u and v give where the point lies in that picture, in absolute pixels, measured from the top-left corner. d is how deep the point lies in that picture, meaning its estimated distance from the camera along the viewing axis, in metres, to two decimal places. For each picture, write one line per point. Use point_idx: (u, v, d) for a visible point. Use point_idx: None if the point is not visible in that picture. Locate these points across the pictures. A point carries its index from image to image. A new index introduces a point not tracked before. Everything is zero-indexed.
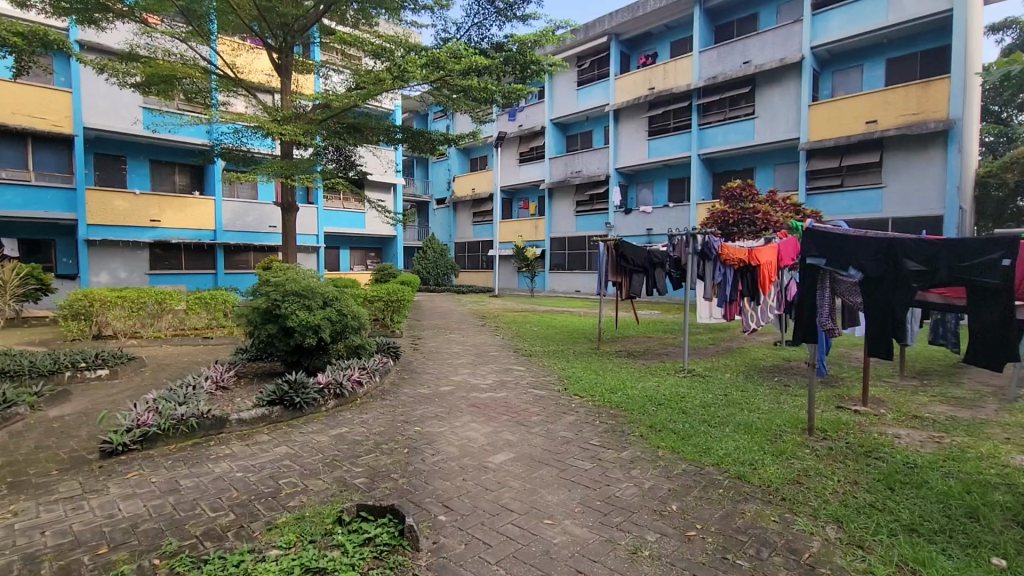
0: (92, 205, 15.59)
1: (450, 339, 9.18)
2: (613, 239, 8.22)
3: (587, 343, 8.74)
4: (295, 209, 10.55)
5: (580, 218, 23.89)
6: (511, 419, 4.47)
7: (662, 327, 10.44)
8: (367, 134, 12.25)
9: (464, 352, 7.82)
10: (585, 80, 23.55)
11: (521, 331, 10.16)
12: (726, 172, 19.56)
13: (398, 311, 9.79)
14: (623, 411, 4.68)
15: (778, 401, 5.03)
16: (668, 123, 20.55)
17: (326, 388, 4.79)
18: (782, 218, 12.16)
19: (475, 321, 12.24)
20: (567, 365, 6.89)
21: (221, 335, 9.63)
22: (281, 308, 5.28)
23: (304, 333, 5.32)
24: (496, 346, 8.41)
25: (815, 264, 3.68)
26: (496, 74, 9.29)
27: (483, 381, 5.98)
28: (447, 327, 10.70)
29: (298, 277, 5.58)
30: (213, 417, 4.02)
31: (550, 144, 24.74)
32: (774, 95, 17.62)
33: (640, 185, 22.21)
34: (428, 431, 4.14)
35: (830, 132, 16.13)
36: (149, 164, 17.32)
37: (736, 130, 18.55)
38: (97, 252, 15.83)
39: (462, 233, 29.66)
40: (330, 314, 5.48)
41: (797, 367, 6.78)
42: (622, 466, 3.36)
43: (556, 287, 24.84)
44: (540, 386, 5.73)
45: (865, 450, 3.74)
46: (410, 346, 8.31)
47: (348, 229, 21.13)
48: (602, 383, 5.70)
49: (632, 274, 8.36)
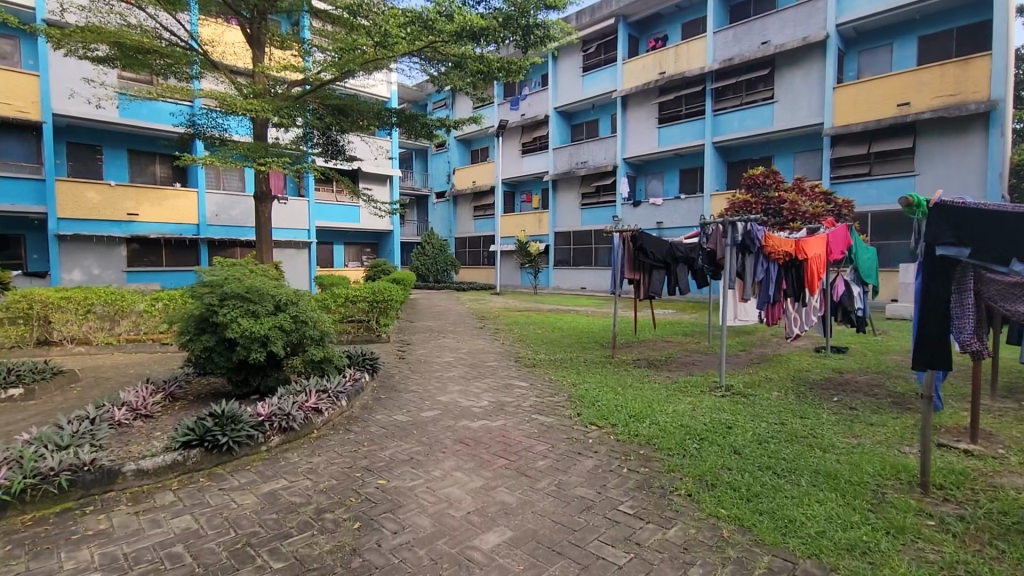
0: (63, 198, 14.52)
1: (443, 344, 8.06)
2: (630, 230, 7.10)
3: (599, 350, 7.61)
4: (271, 198, 9.40)
5: (586, 211, 22.73)
6: (508, 465, 3.35)
7: (683, 330, 9.29)
8: (352, 114, 11.16)
9: (456, 362, 6.70)
10: (591, 65, 22.33)
11: (523, 335, 9.03)
12: (742, 161, 18.33)
13: (386, 313, 8.70)
14: (657, 451, 3.55)
15: (855, 435, 3.88)
16: (681, 109, 19.33)
17: (269, 420, 3.68)
18: (812, 209, 11.02)
19: (474, 322, 11.08)
20: (578, 379, 5.77)
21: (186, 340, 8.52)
22: (218, 315, 4.19)
23: (249, 346, 4.22)
24: (494, 353, 7.29)
25: (951, 255, 2.69)
26: (493, 41, 8.17)
27: (476, 402, 4.85)
28: (441, 330, 9.58)
29: (243, 276, 4.46)
30: (98, 470, 2.95)
31: (554, 134, 23.58)
32: (796, 77, 16.38)
33: (650, 176, 21.02)
34: (394, 486, 3.03)
35: (857, 116, 14.88)
36: (127, 154, 16.28)
37: (754, 115, 17.33)
38: (68, 247, 14.78)
39: (463, 227, 28.49)
40: (282, 323, 4.33)
41: (856, 383, 5.62)
42: (673, 560, 2.25)
43: (560, 284, 23.70)
44: (547, 410, 4.58)
45: (1017, 523, 2.61)
46: (396, 354, 7.20)
47: (341, 223, 20.00)
48: (623, 407, 4.57)
49: (652, 270, 7.19)
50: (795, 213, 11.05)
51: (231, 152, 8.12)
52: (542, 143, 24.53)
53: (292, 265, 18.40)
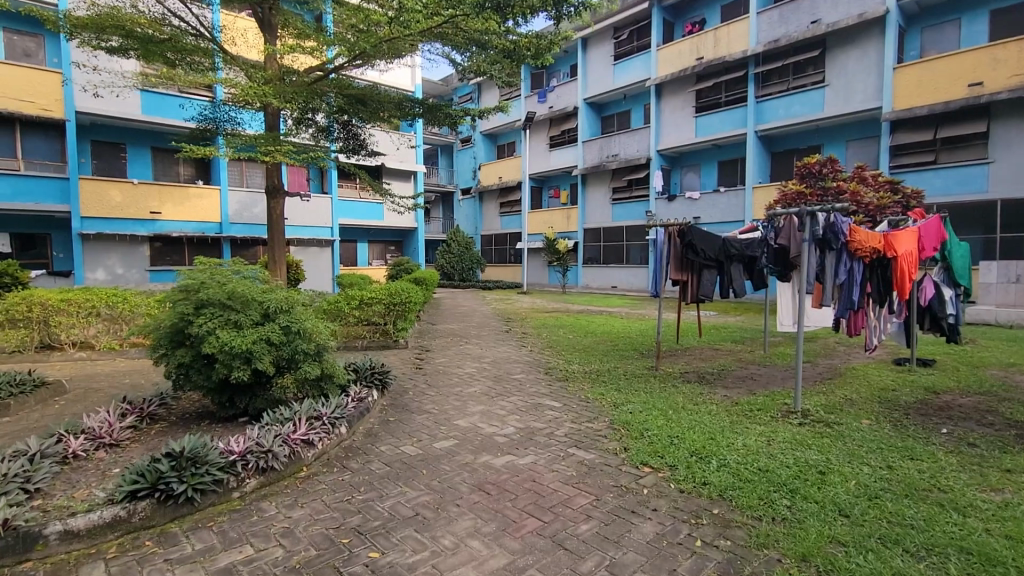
0: (87, 196, 14.36)
1: (464, 351, 7.32)
2: (678, 223, 6.20)
3: (639, 360, 6.73)
4: (283, 194, 8.78)
5: (617, 206, 21.73)
6: (542, 529, 2.55)
7: (732, 337, 8.31)
8: (369, 102, 10.52)
9: (477, 374, 5.94)
10: (623, 53, 21.25)
11: (553, 341, 8.21)
12: (787, 151, 17.07)
13: (404, 316, 8.04)
14: (738, 512, 2.70)
15: (1001, 494, 2.95)
16: (720, 97, 18.19)
17: (244, 459, 2.97)
18: (876, 200, 9.86)
19: (500, 325, 10.31)
20: (620, 398, 4.93)
21: None
22: (194, 326, 3.52)
23: (230, 364, 3.54)
24: (522, 363, 6.51)
25: None
26: (522, 13, 7.34)
27: (501, 429, 4.08)
28: (464, 334, 8.86)
29: (225, 278, 3.76)
30: (11, 534, 2.29)
31: (583, 126, 22.65)
32: (849, 58, 15.06)
33: (686, 168, 19.91)
34: (390, 564, 2.27)
35: (920, 98, 13.52)
36: (151, 152, 16.08)
37: (802, 101, 16.07)
38: (92, 246, 14.61)
39: (489, 224, 27.76)
40: (269, 335, 3.62)
41: (962, 409, 4.62)
42: None
43: (590, 283, 22.77)
44: (586, 443, 3.77)
45: None
46: (412, 364, 6.47)
47: (365, 221, 19.52)
48: (681, 440, 3.71)
49: (702, 270, 6.26)
50: (859, 201, 9.89)
51: (239, 141, 7.50)
52: (570, 136, 23.57)
53: (315, 263, 18.01)
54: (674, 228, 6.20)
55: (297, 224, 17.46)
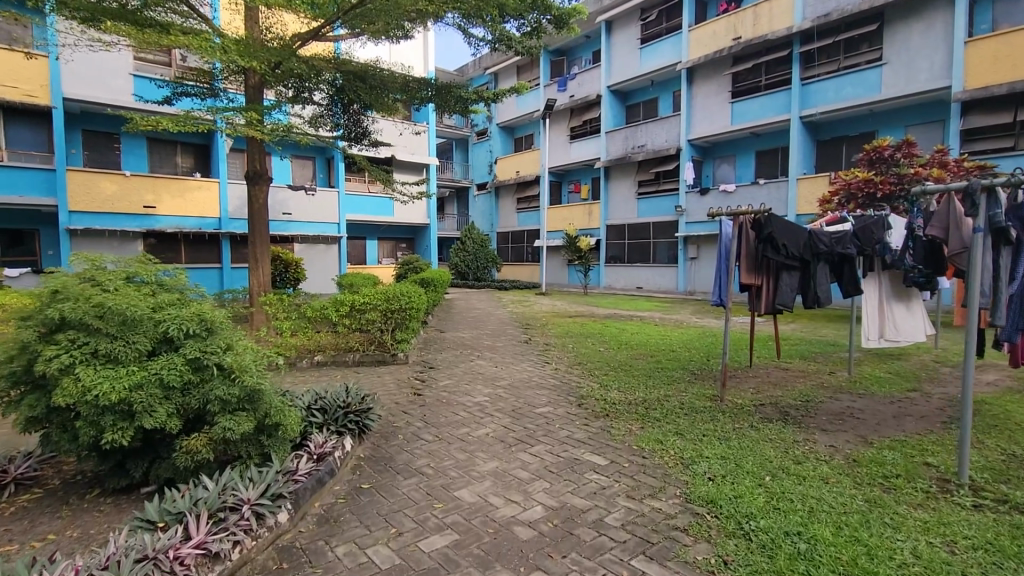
0: (76, 189, 13.30)
1: (474, 369, 6.02)
2: (755, 211, 4.71)
3: (697, 385, 5.31)
4: (266, 180, 7.54)
5: (643, 201, 20.22)
6: None
7: (801, 354, 6.81)
8: (368, 78, 9.33)
9: (489, 405, 4.58)
10: (650, 35, 19.70)
11: (582, 357, 6.80)
12: (835, 139, 15.46)
13: (405, 325, 6.75)
14: None
15: None
16: (760, 80, 16.63)
17: None
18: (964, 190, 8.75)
19: (517, 334, 9.00)
20: (689, 449, 3.56)
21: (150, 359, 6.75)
22: (39, 362, 2.24)
23: (99, 420, 2.26)
24: (546, 388, 5.18)
25: None
26: None
27: (522, 509, 2.73)
28: (475, 347, 7.55)
29: (105, 285, 2.47)
30: None
31: (607, 116, 21.19)
32: (912, 32, 13.38)
33: (719, 159, 18.38)
34: None
35: (999, 74, 11.81)
36: (147, 143, 14.98)
37: (854, 82, 14.43)
38: (81, 243, 13.57)
39: (506, 221, 26.43)
40: (161, 374, 2.32)
41: None
42: None
43: (613, 283, 21.32)
44: (660, 548, 2.37)
45: None
46: (409, 390, 5.14)
47: (374, 217, 18.30)
48: (817, 550, 2.31)
49: (780, 272, 4.82)
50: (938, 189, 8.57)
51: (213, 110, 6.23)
52: (593, 127, 22.07)
53: (320, 261, 16.92)
54: (745, 217, 4.73)
55: (302, 219, 16.36)
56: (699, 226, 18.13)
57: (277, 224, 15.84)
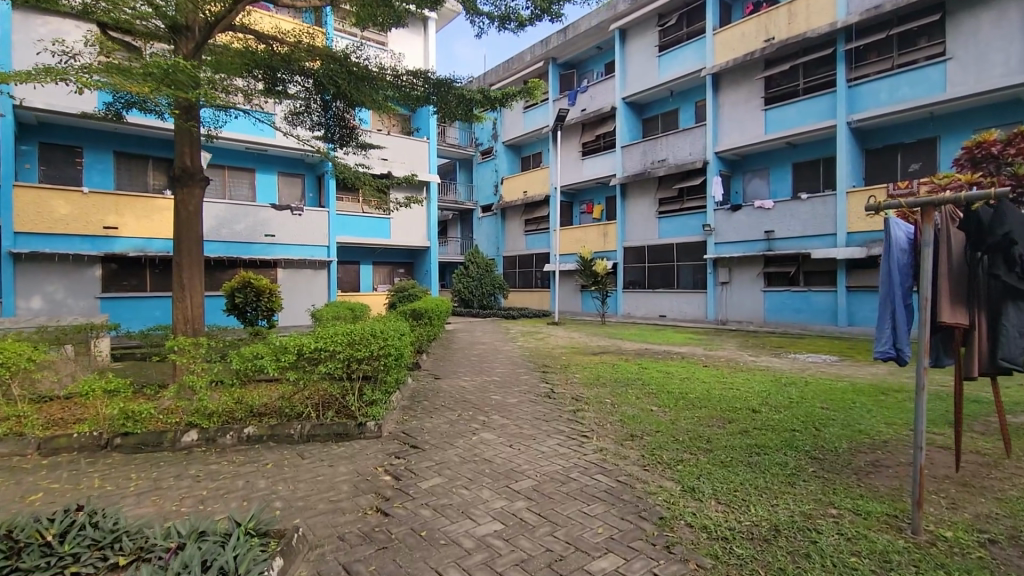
0: (23, 206, 11.45)
1: (479, 451, 3.98)
2: (972, 202, 2.69)
3: (855, 493, 3.18)
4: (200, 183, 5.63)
5: (665, 220, 18.34)
6: None
7: (948, 421, 4.70)
8: (349, 62, 7.36)
9: (504, 551, 2.50)
10: (670, 42, 18.11)
11: (632, 424, 4.74)
12: (888, 148, 13.57)
13: (380, 379, 4.74)
14: None
15: None
16: (797, 84, 14.90)
17: None
18: None
19: (534, 381, 6.99)
20: None
21: (41, 418, 4.64)
22: None
23: None
24: (597, 498, 3.11)
25: None
26: None
27: None
28: (479, 406, 5.50)
29: None
30: None
31: (623, 129, 19.46)
32: (982, 23, 11.61)
33: (750, 173, 16.56)
34: None
35: None
36: (114, 157, 13.18)
37: (912, 82, 12.62)
38: (27, 268, 11.66)
39: (513, 245, 24.56)
40: None
41: None
42: None
43: (632, 311, 19.30)
44: None
45: None
46: (369, 504, 3.08)
47: (368, 239, 16.45)
48: None
49: (1003, 304, 2.78)
50: None
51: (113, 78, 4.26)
52: (607, 142, 20.37)
53: (306, 288, 15.03)
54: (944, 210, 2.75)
55: (286, 242, 14.54)
56: (730, 246, 16.16)
57: (258, 246, 14.04)
